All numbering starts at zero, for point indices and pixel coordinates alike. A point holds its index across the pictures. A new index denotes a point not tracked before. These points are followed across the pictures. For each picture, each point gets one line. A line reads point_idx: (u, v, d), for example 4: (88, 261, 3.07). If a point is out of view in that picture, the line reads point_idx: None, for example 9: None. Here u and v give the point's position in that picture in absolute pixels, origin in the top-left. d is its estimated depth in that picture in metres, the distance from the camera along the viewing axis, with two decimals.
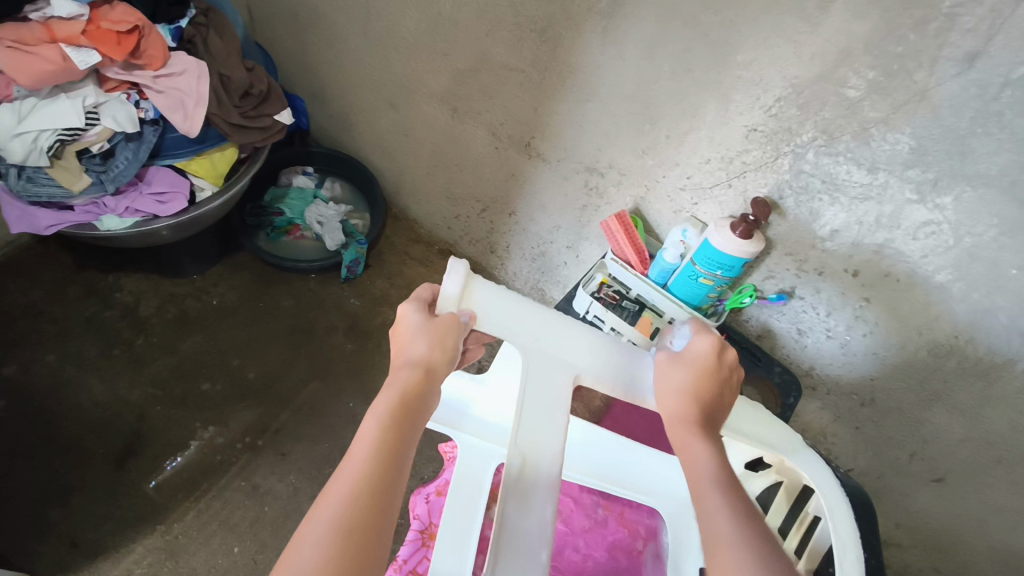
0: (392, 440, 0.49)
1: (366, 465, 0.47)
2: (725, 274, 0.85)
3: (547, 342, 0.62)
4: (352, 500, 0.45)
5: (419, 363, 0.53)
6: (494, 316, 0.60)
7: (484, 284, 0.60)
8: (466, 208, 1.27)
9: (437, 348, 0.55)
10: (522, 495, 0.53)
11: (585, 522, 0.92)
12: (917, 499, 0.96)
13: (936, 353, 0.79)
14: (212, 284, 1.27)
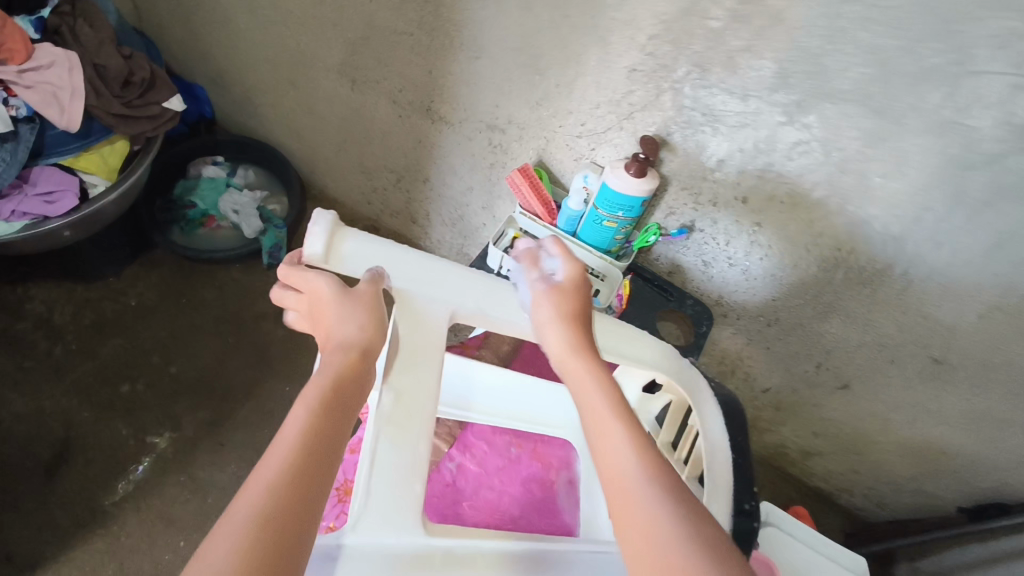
0: (323, 423, 0.42)
1: (300, 439, 0.40)
2: (626, 215, 0.88)
3: (429, 280, 0.51)
4: (280, 483, 0.37)
5: (349, 335, 0.47)
6: (366, 265, 0.49)
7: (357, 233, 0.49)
8: (382, 180, 1.27)
9: (367, 313, 0.48)
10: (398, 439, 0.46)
11: (498, 461, 0.77)
12: (829, 405, 1.03)
13: (825, 267, 0.84)
14: (129, 285, 1.25)
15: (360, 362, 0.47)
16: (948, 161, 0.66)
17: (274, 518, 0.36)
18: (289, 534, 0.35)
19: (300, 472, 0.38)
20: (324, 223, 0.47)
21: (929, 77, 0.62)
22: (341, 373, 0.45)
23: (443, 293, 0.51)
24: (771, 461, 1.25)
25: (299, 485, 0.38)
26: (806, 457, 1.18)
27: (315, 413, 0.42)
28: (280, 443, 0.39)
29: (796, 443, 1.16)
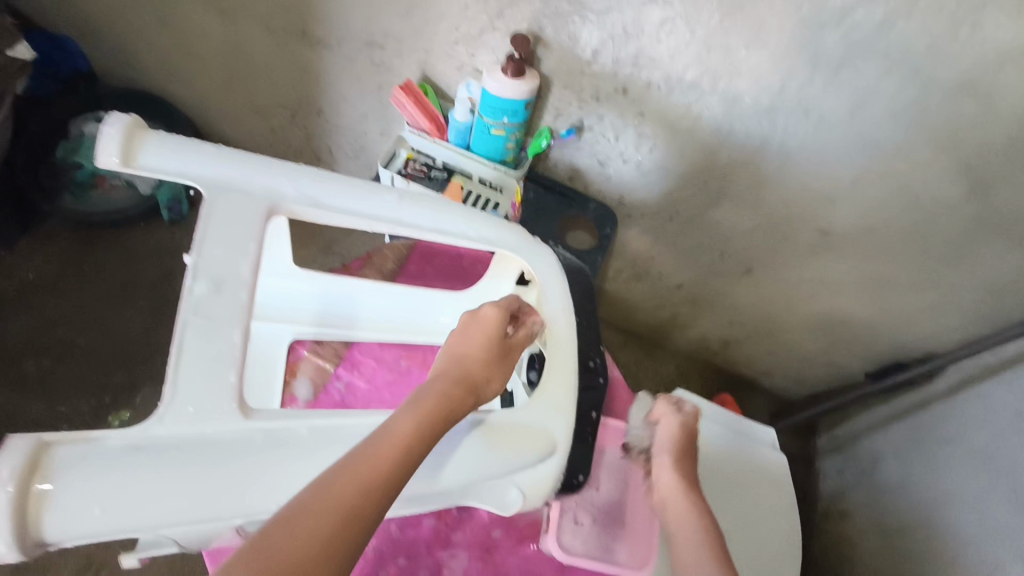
0: (431, 429, 0.47)
1: (400, 436, 0.45)
2: (512, 120, 0.86)
3: (237, 168, 0.50)
4: (376, 466, 0.42)
5: (473, 362, 0.55)
6: (175, 166, 0.49)
7: (154, 136, 0.49)
8: (276, 118, 1.21)
9: (493, 354, 0.56)
10: (208, 321, 0.45)
11: (387, 375, 0.78)
12: (738, 293, 1.05)
13: (709, 151, 0.85)
14: (23, 257, 1.19)
15: (474, 386, 0.54)
16: (801, 22, 0.66)
17: (355, 492, 0.41)
18: (369, 510, 0.41)
19: (388, 456, 0.43)
20: (121, 124, 0.47)
21: None
22: (463, 387, 0.52)
23: (259, 181, 0.51)
24: (696, 358, 1.28)
25: (398, 473, 0.43)
26: (725, 347, 1.20)
27: (430, 412, 0.48)
28: (380, 433, 0.45)
29: (716, 334, 1.18)
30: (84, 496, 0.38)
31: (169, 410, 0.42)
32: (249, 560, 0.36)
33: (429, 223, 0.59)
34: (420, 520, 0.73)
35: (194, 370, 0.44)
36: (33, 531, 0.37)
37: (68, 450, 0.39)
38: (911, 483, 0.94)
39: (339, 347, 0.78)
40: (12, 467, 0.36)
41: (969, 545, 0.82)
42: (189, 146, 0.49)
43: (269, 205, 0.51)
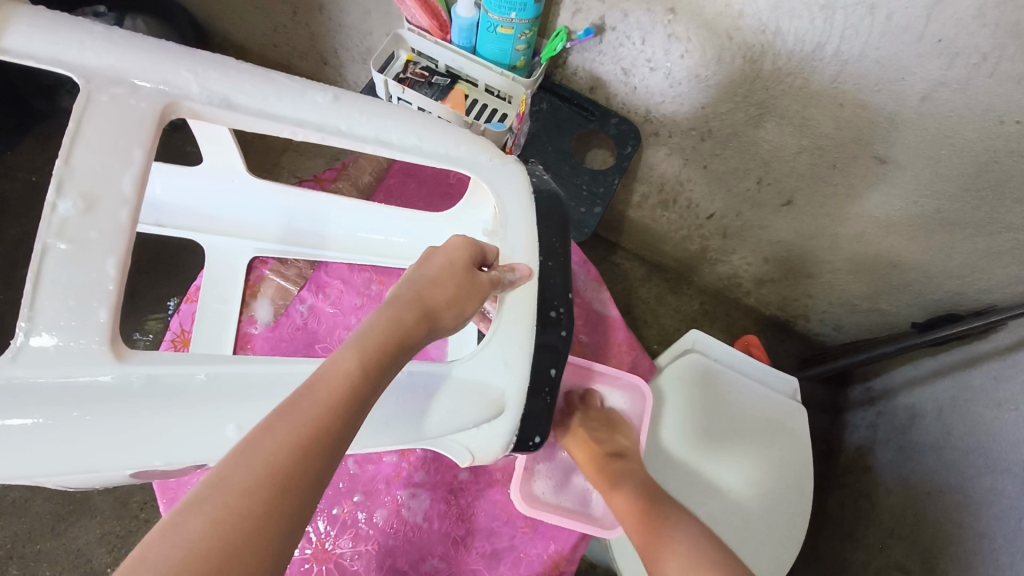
0: (375, 376, 0.40)
1: (341, 388, 0.38)
2: (520, 17, 0.75)
3: (124, 57, 0.45)
4: (310, 426, 0.36)
5: (430, 289, 0.48)
6: (45, 51, 0.43)
7: (24, 19, 0.43)
8: (277, 14, 1.11)
9: (454, 283, 0.49)
10: (77, 245, 0.40)
11: (355, 299, 0.78)
12: (775, 227, 0.94)
13: (751, 58, 0.72)
14: (26, 159, 1.16)
15: (429, 318, 0.46)
16: None
17: (289, 462, 0.34)
18: (308, 476, 0.34)
19: (325, 416, 0.37)
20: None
21: None
22: (413, 315, 0.45)
23: (152, 73, 0.45)
24: (725, 295, 1.18)
25: (337, 434, 0.37)
26: (758, 285, 1.10)
27: (370, 351, 0.41)
28: (317, 385, 0.38)
29: (748, 271, 1.08)
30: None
31: (25, 349, 0.38)
32: (162, 551, 0.29)
33: (363, 131, 0.53)
34: (381, 457, 0.75)
35: (62, 294, 0.39)
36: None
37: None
38: (948, 443, 0.85)
39: (304, 269, 0.78)
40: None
41: (1003, 517, 0.74)
42: (66, 29, 0.44)
43: (162, 101, 0.45)
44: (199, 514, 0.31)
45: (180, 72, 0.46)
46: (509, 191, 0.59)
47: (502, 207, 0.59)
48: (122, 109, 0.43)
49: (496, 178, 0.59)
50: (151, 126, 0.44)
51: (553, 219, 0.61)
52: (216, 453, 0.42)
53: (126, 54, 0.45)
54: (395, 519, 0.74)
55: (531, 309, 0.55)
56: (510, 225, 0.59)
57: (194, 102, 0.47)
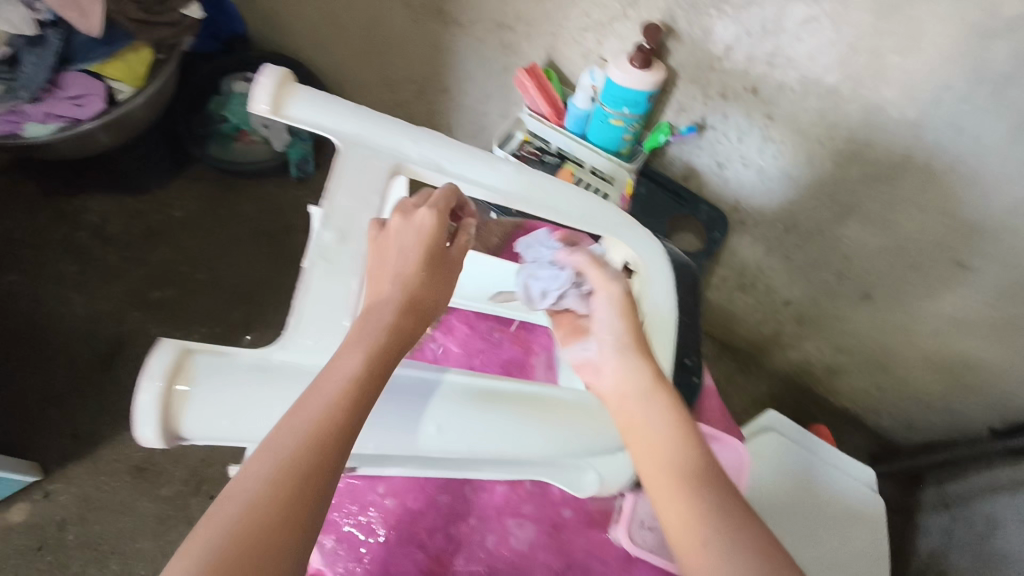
0: (383, 373, 0.43)
1: (347, 391, 0.41)
2: (631, 111, 0.85)
3: (372, 124, 0.54)
4: (318, 427, 0.39)
5: (418, 289, 0.48)
6: (316, 117, 0.52)
7: (305, 89, 0.52)
8: (404, 92, 1.27)
9: (435, 276, 0.50)
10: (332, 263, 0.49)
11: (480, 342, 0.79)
12: (852, 319, 0.98)
13: (840, 162, 0.79)
14: (175, 198, 1.35)
15: (424, 315, 0.48)
16: (967, 30, 0.61)
17: (312, 461, 0.38)
18: (331, 463, 0.39)
19: (339, 414, 0.40)
20: (272, 74, 0.51)
21: None
22: (405, 319, 0.46)
23: (389, 140, 0.54)
24: (795, 383, 1.20)
25: (347, 424, 0.40)
26: (830, 376, 1.12)
27: (375, 353, 0.43)
28: (325, 391, 0.41)
29: (821, 361, 1.11)
30: (218, 402, 0.42)
31: (290, 341, 0.47)
32: (208, 542, 0.35)
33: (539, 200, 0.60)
34: (493, 487, 0.73)
35: (319, 303, 0.48)
36: (175, 425, 0.41)
37: (207, 359, 0.42)
38: None
39: (436, 310, 0.80)
40: (162, 367, 0.40)
41: None
42: (332, 100, 0.53)
43: (395, 163, 0.54)
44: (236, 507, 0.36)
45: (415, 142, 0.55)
46: (654, 253, 0.66)
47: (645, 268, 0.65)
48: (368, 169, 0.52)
49: (643, 242, 0.66)
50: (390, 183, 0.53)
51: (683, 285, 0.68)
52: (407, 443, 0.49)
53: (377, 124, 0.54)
54: (501, 547, 0.70)
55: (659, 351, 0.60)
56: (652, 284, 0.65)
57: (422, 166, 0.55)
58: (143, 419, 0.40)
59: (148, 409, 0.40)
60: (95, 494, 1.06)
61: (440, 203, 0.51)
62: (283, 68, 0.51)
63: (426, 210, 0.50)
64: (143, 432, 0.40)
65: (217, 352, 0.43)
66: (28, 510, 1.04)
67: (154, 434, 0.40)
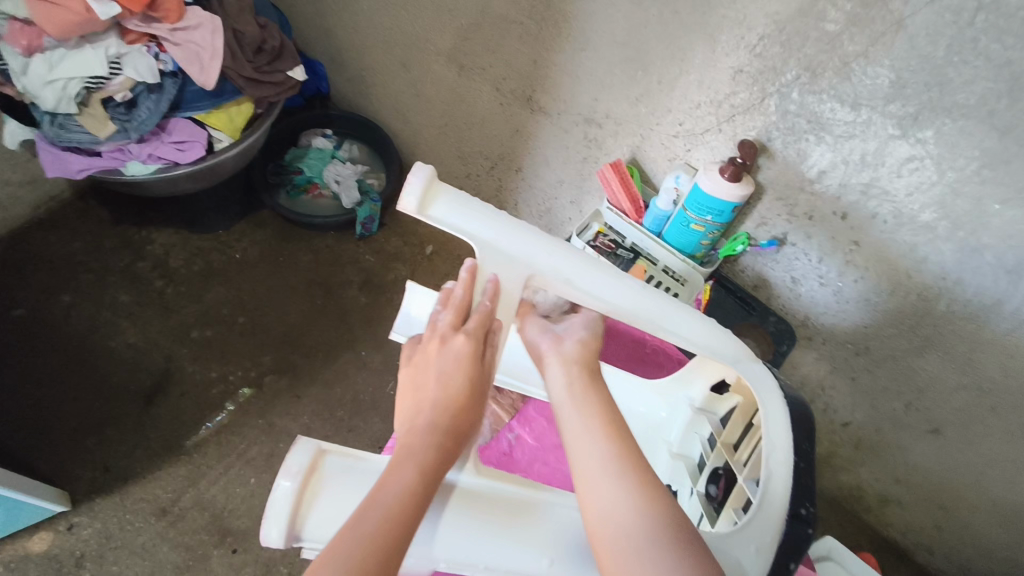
0: (430, 486, 0.47)
1: (402, 498, 0.44)
2: (715, 220, 0.85)
3: (508, 234, 0.56)
4: (389, 523, 0.43)
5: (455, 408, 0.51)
6: (456, 221, 0.54)
7: (448, 190, 0.54)
8: (476, 166, 1.31)
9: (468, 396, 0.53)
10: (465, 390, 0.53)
11: (556, 438, 0.77)
12: (915, 451, 0.95)
13: (925, 297, 0.78)
14: (236, 239, 1.37)
15: (460, 439, 0.51)
16: None
17: (380, 556, 0.41)
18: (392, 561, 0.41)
19: (403, 513, 0.44)
20: (422, 176, 0.52)
21: None
22: (447, 438, 0.50)
23: (523, 250, 0.56)
24: (842, 506, 1.15)
25: (409, 523, 0.43)
26: (882, 504, 1.08)
27: (428, 467, 0.47)
28: (387, 495, 0.44)
29: (874, 488, 1.07)
30: (338, 510, 0.46)
31: (373, 457, 0.50)
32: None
33: (651, 313, 0.61)
34: None
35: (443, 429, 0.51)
36: (296, 526, 0.45)
37: (336, 462, 0.48)
38: None
39: (515, 400, 0.80)
40: (300, 465, 0.46)
41: None
42: (474, 205, 0.55)
43: (527, 273, 0.57)
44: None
45: (549, 255, 0.57)
46: (770, 386, 0.61)
47: (761, 401, 0.59)
48: (501, 279, 0.56)
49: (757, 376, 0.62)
50: (514, 296, 0.57)
51: (803, 427, 0.58)
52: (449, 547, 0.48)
53: (513, 235, 0.56)
54: None
55: (788, 487, 0.54)
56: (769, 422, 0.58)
57: (551, 278, 0.58)
58: (273, 515, 0.44)
59: (280, 504, 0.45)
60: (116, 534, 1.05)
61: (476, 324, 0.54)
62: (432, 170, 0.53)
63: (464, 334, 0.54)
64: (270, 531, 0.44)
65: (344, 455, 0.49)
66: (50, 541, 1.03)
67: (280, 533, 0.44)
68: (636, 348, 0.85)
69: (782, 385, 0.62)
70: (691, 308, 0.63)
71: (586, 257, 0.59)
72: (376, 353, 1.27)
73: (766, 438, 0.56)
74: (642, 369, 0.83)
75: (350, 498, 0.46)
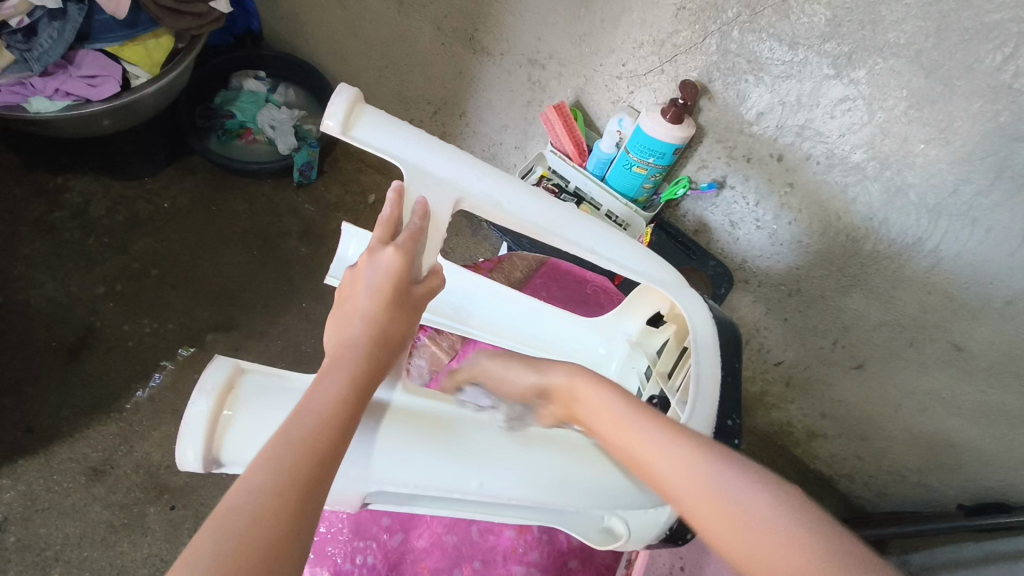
0: (361, 401, 0.42)
1: (330, 409, 0.40)
2: (657, 162, 0.85)
3: (436, 157, 0.55)
4: (318, 434, 0.39)
5: (383, 323, 0.46)
6: (381, 141, 0.53)
7: (372, 112, 0.53)
8: (419, 111, 1.26)
9: (398, 310, 0.47)
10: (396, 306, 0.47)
11: None
12: (840, 387, 0.95)
13: (853, 237, 0.80)
14: (163, 187, 1.30)
15: (389, 357, 0.46)
16: (996, 130, 0.62)
17: (311, 463, 0.37)
18: (321, 479, 0.38)
19: (333, 426, 0.40)
20: (346, 97, 0.51)
21: (989, 35, 0.58)
22: (378, 353, 0.45)
23: (452, 173, 0.55)
24: None
25: (337, 437, 0.40)
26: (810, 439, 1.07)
27: (358, 378, 0.43)
28: (314, 405, 0.40)
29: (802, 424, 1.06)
30: (257, 427, 0.44)
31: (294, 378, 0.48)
32: (215, 534, 0.34)
33: (588, 243, 0.61)
34: (502, 528, 0.69)
35: None
36: (214, 448, 0.43)
37: (255, 379, 0.46)
38: None
39: (455, 341, 0.79)
40: (214, 383, 0.44)
41: None
42: (401, 129, 0.54)
43: (456, 198, 0.55)
44: (240, 491, 0.35)
45: (479, 177, 0.57)
46: (698, 309, 0.64)
47: (693, 327, 0.61)
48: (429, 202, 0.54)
49: (688, 301, 0.63)
50: (443, 217, 0.54)
51: (736, 353, 0.61)
52: (385, 468, 0.46)
53: (439, 156, 0.55)
54: None
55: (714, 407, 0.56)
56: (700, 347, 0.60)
57: (480, 201, 0.57)
58: (188, 437, 0.42)
59: (195, 423, 0.42)
60: (43, 495, 1.01)
61: (406, 237, 0.49)
62: (356, 90, 0.52)
63: (392, 246, 0.48)
64: (185, 452, 0.42)
65: (264, 374, 0.47)
66: None
67: (196, 455, 0.42)
68: (580, 290, 0.85)
69: (712, 309, 0.64)
70: (622, 234, 0.64)
71: (513, 185, 0.59)
72: (318, 304, 1.24)
73: (698, 359, 0.59)
74: (584, 311, 0.83)
75: (272, 415, 0.44)
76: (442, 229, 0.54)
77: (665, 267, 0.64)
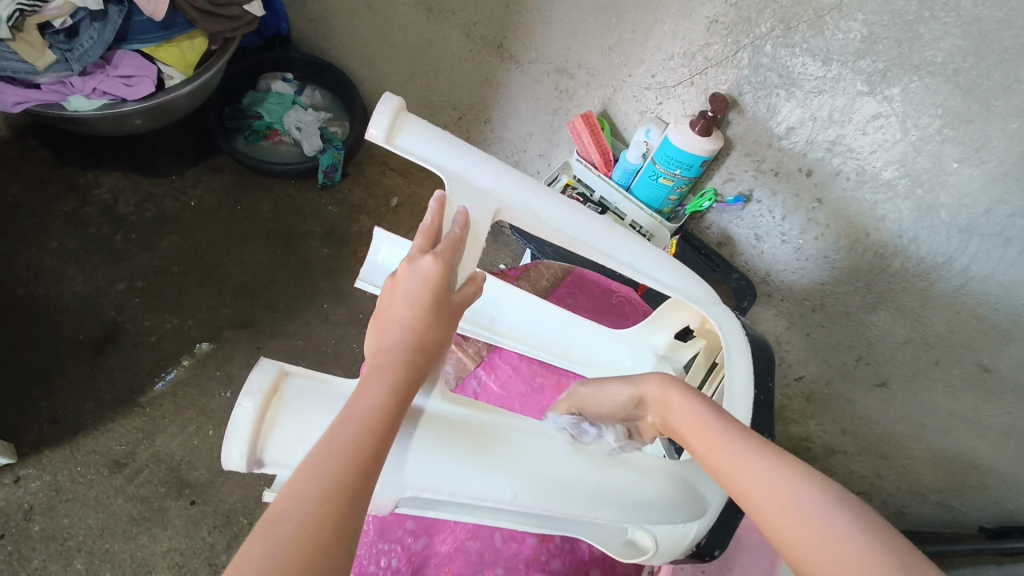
0: (401, 409, 0.43)
1: (371, 416, 0.41)
2: (683, 173, 0.85)
3: (476, 167, 0.56)
4: (359, 441, 0.39)
5: (421, 331, 0.46)
6: (424, 150, 0.54)
7: (416, 121, 0.54)
8: (444, 116, 1.27)
9: (437, 319, 0.48)
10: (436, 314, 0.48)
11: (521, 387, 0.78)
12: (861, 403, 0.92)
13: (881, 254, 0.79)
14: (191, 186, 1.32)
15: (428, 365, 0.47)
16: None
17: (353, 470, 0.38)
18: (363, 485, 0.38)
19: (374, 433, 0.40)
20: (391, 105, 0.52)
21: None
22: (417, 362, 0.45)
23: (491, 183, 0.56)
24: None
25: (378, 444, 0.40)
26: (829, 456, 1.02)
27: (399, 386, 0.43)
28: (356, 412, 0.40)
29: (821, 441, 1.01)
30: (301, 430, 0.44)
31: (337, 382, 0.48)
32: (262, 540, 0.34)
33: (623, 256, 0.61)
34: (525, 536, 0.69)
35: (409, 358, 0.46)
36: (258, 448, 0.44)
37: (299, 382, 0.46)
38: None
39: (480, 348, 0.79)
40: (261, 384, 0.44)
41: None
42: (444, 139, 0.55)
43: (495, 208, 0.56)
44: (287, 497, 0.36)
45: (518, 188, 0.57)
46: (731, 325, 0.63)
47: (725, 343, 0.61)
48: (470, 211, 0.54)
49: (722, 317, 0.63)
50: (483, 226, 0.55)
51: (766, 368, 0.61)
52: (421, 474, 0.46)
53: (480, 167, 0.56)
54: None
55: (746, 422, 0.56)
56: (731, 361, 0.60)
57: (518, 211, 0.57)
58: (234, 436, 0.43)
59: (241, 423, 0.43)
60: (67, 486, 1.02)
61: (446, 247, 0.49)
62: (401, 100, 0.53)
63: (432, 255, 0.48)
64: (231, 452, 0.42)
65: (307, 377, 0.48)
66: None
67: (241, 455, 0.43)
68: (605, 300, 0.85)
69: (744, 325, 0.64)
70: (655, 248, 0.64)
71: (550, 197, 0.59)
72: (338, 305, 1.25)
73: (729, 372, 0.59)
74: (608, 321, 0.83)
75: (316, 420, 0.45)
76: (481, 238, 0.54)
77: (698, 282, 0.64)
